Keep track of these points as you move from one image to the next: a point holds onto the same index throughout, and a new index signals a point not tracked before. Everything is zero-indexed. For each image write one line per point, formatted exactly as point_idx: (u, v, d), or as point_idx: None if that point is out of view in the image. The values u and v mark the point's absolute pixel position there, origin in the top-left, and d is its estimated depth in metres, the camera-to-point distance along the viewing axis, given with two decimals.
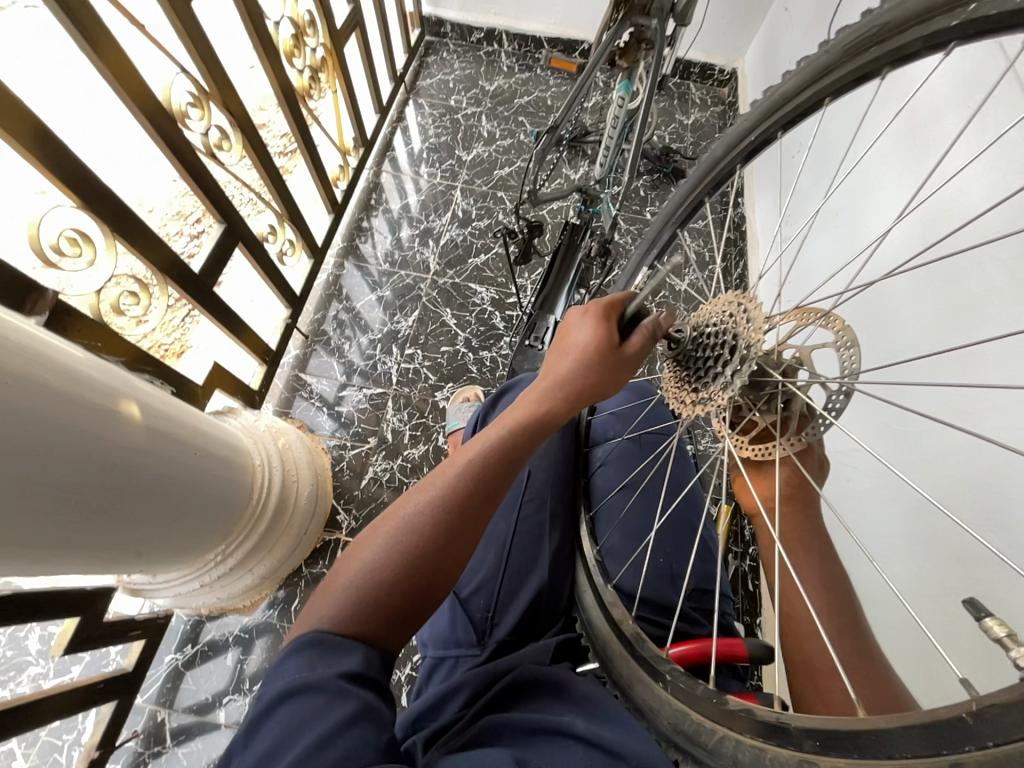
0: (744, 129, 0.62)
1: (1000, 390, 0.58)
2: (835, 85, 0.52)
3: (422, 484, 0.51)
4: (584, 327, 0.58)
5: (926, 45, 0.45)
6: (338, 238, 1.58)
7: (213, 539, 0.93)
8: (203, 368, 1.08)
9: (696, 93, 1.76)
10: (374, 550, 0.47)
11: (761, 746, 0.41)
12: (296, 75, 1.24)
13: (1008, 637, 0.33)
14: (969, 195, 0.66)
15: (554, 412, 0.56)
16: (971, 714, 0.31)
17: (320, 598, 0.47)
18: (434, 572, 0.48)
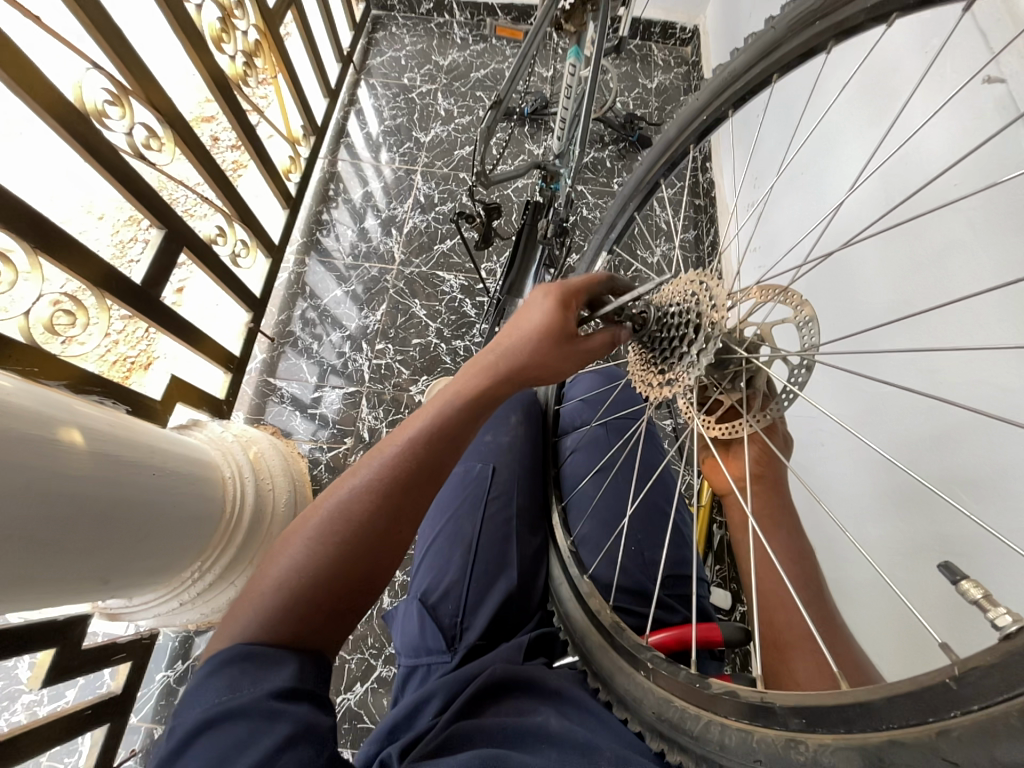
0: (697, 109, 0.59)
1: (965, 342, 0.57)
2: (782, 62, 0.50)
3: (350, 473, 0.48)
4: (540, 306, 0.54)
5: (869, 17, 0.42)
6: (297, 233, 1.51)
7: (185, 558, 0.90)
8: (164, 382, 1.06)
9: (659, 54, 1.69)
10: (303, 548, 0.44)
11: (749, 727, 0.37)
12: (228, 61, 1.17)
13: (985, 598, 0.29)
14: (928, 146, 0.63)
15: (501, 388, 0.54)
16: (954, 679, 0.29)
17: (244, 603, 0.44)
18: (373, 564, 0.46)
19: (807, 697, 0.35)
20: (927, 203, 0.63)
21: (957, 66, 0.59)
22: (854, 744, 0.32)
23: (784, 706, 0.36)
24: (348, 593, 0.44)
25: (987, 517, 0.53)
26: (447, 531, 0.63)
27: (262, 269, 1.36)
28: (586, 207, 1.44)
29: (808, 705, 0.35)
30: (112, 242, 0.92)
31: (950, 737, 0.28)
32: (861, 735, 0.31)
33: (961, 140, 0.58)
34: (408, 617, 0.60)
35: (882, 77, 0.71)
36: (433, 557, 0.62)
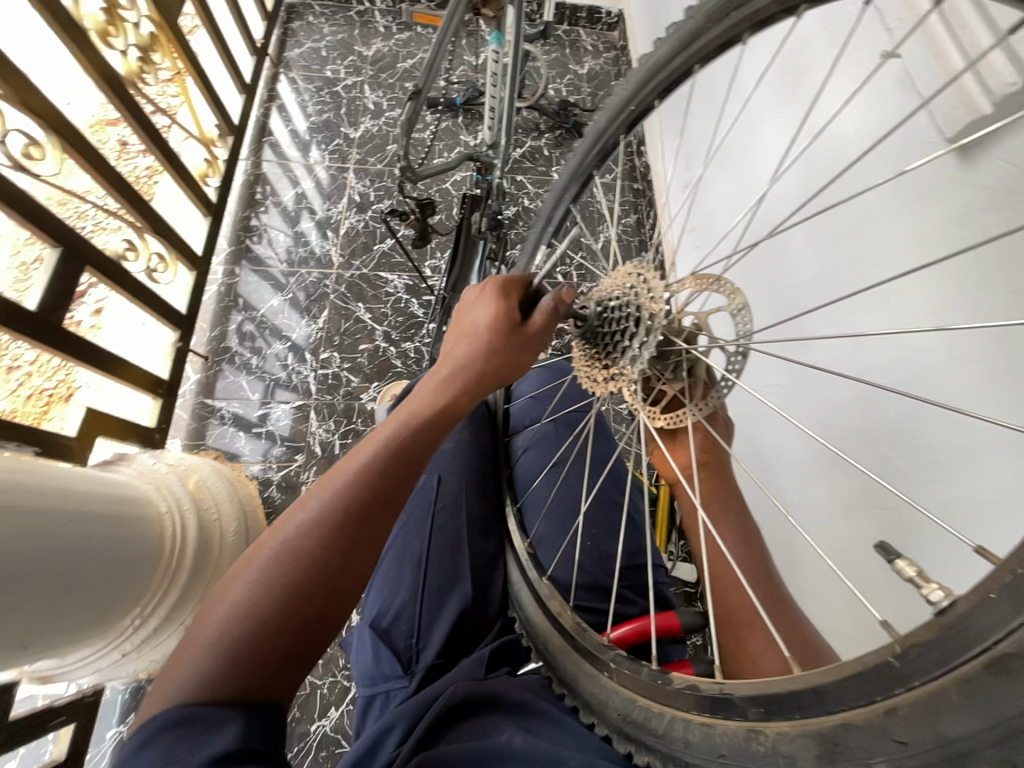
0: (625, 101, 0.59)
1: (886, 311, 0.59)
2: (703, 52, 0.50)
3: (297, 506, 0.44)
4: (482, 308, 0.53)
5: (780, 9, 0.43)
6: (224, 242, 1.41)
7: (122, 605, 0.82)
8: (77, 419, 0.97)
9: (587, 40, 1.69)
10: (246, 591, 0.40)
11: (710, 721, 0.37)
12: (119, 58, 1.07)
13: (919, 575, 0.31)
14: (846, 123, 0.64)
15: (453, 399, 0.51)
16: (897, 657, 0.29)
17: (180, 657, 0.40)
18: (326, 606, 0.42)
19: (764, 687, 0.35)
20: (847, 175, 0.64)
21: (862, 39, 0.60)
22: (809, 730, 0.32)
23: (742, 697, 0.36)
24: (299, 639, 0.40)
25: (924, 484, 0.53)
26: (394, 549, 0.61)
27: (184, 284, 1.26)
28: (527, 197, 1.43)
29: (765, 695, 0.35)
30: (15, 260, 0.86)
31: (897, 717, 0.28)
32: (815, 720, 0.32)
33: (871, 120, 0.60)
34: (362, 646, 0.58)
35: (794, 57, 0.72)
36: (384, 577, 0.60)
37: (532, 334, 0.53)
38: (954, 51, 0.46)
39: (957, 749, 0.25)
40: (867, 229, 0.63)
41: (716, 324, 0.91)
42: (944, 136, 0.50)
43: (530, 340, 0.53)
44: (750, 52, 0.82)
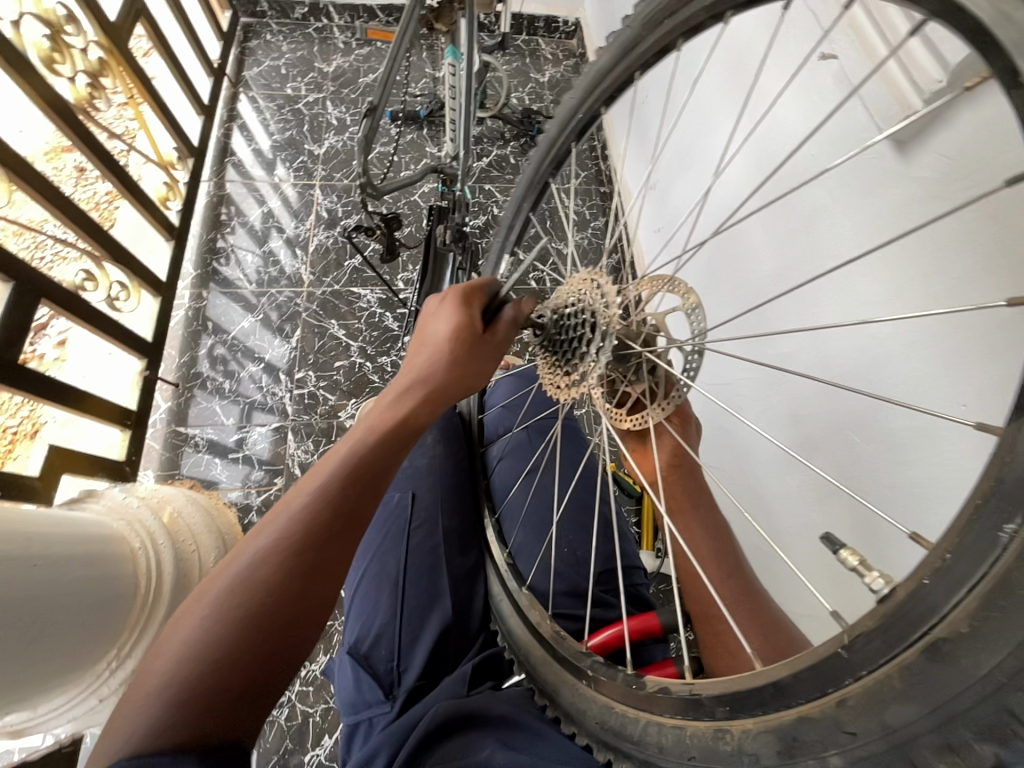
0: (572, 109, 0.60)
1: (837, 303, 0.61)
2: (642, 59, 0.51)
3: (256, 531, 0.43)
4: (443, 316, 0.54)
5: (708, 15, 0.44)
6: (190, 266, 1.38)
7: (94, 649, 0.79)
8: (41, 457, 0.96)
9: (546, 49, 1.71)
10: (205, 620, 0.39)
11: (682, 723, 0.38)
12: (68, 85, 1.04)
13: (860, 564, 0.33)
14: (787, 119, 0.65)
15: (417, 410, 0.50)
16: (845, 647, 0.30)
17: (124, 710, 0.37)
18: (290, 631, 0.40)
19: (729, 686, 0.36)
20: (787, 166, 0.67)
21: (789, 39, 0.62)
22: (769, 726, 0.32)
23: (710, 696, 0.37)
24: (262, 668, 0.38)
25: (876, 472, 0.54)
26: (371, 572, 0.60)
27: (149, 310, 1.24)
28: (496, 205, 1.44)
29: (730, 693, 0.35)
30: None
31: (847, 708, 0.29)
32: (775, 716, 0.32)
33: (807, 114, 0.62)
34: (343, 673, 0.57)
35: (729, 61, 0.74)
36: (361, 600, 0.59)
37: (493, 339, 0.54)
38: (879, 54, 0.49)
39: (902, 737, 0.26)
40: (818, 224, 0.65)
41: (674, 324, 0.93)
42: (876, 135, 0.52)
43: (491, 344, 0.54)
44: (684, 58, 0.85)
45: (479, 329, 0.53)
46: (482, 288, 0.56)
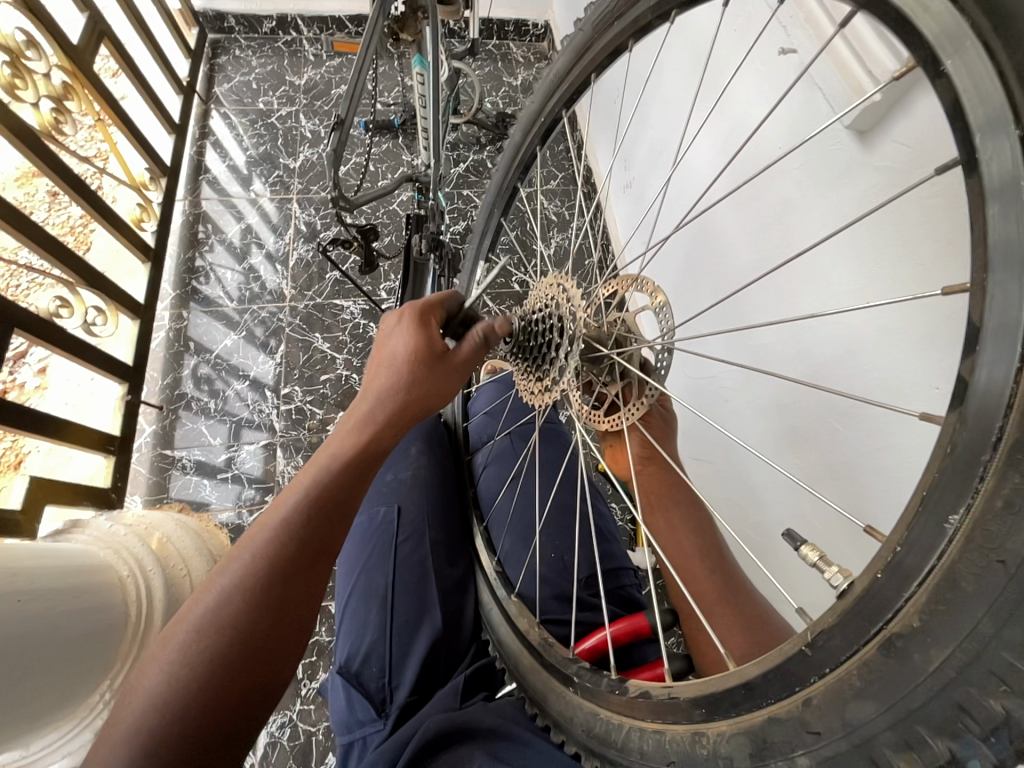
0: (536, 112, 0.61)
1: (806, 295, 0.62)
2: (597, 61, 0.51)
3: (217, 570, 0.42)
4: (401, 335, 0.52)
5: (654, 15, 0.44)
6: (168, 286, 1.37)
7: (85, 681, 0.77)
8: (23, 489, 0.94)
9: (518, 52, 1.72)
10: (168, 668, 0.38)
11: (661, 728, 0.37)
12: (32, 110, 1.03)
13: (820, 559, 0.33)
14: (749, 105, 0.65)
15: (380, 434, 0.49)
16: (808, 646, 0.30)
17: (99, 754, 0.37)
18: (258, 670, 0.40)
19: (704, 688, 0.36)
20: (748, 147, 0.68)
21: (743, 34, 0.63)
22: (742, 728, 0.33)
23: (686, 700, 0.37)
24: (231, 711, 0.38)
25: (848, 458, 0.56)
26: (359, 589, 0.60)
27: (129, 333, 1.22)
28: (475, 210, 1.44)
29: (706, 695, 0.36)
30: None
31: (812, 707, 0.29)
32: (746, 717, 0.32)
33: (774, 115, 0.62)
34: (335, 693, 0.56)
35: (686, 55, 0.74)
36: (352, 618, 0.59)
37: (454, 360, 0.52)
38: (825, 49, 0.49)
39: (861, 736, 0.26)
40: (785, 216, 0.65)
41: (642, 324, 0.93)
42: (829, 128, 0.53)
43: (452, 365, 0.52)
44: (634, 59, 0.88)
45: (438, 348, 0.51)
46: (439, 305, 0.54)
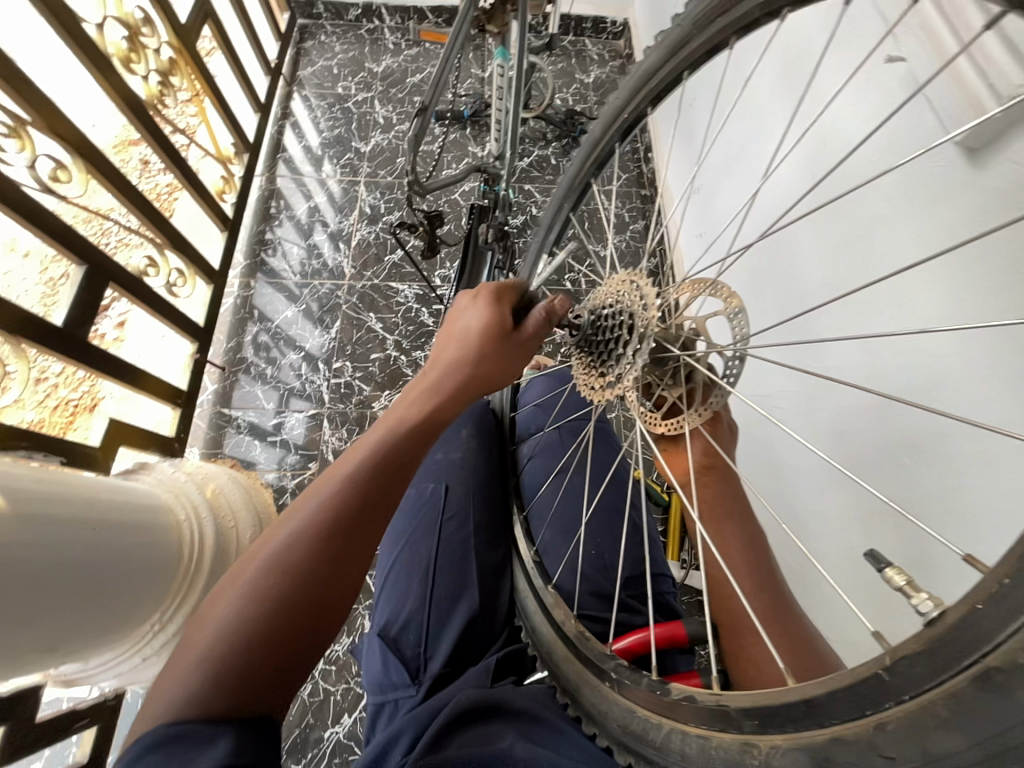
0: (619, 107, 0.60)
1: (892, 316, 0.58)
2: (691, 58, 0.50)
3: (284, 516, 0.45)
4: (472, 315, 0.55)
5: (764, 11, 0.43)
6: (240, 256, 1.45)
7: (142, 610, 0.84)
8: (101, 429, 1.01)
9: (593, 49, 1.71)
10: (236, 601, 0.41)
11: (706, 733, 0.37)
12: (141, 82, 1.12)
13: (908, 584, 0.32)
14: (845, 124, 0.63)
15: (443, 406, 0.52)
16: (887, 669, 0.29)
17: (169, 676, 0.41)
18: (316, 612, 0.42)
19: (758, 699, 0.35)
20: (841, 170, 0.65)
21: (847, 49, 0.61)
22: (801, 744, 0.32)
23: (738, 709, 0.36)
24: (291, 647, 0.41)
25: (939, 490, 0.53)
26: (403, 559, 0.63)
27: (203, 296, 1.31)
28: (535, 206, 1.44)
29: (761, 706, 0.35)
30: (44, 278, 0.88)
31: (886, 731, 0.28)
32: (807, 734, 0.32)
33: (869, 120, 0.59)
34: (371, 654, 0.59)
35: (786, 71, 0.72)
36: (392, 587, 0.62)
37: (520, 338, 0.54)
38: (949, 53, 0.46)
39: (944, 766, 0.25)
40: (876, 230, 0.62)
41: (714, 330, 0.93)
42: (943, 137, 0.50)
43: (517, 343, 0.54)
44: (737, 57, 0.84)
45: (507, 329, 0.54)
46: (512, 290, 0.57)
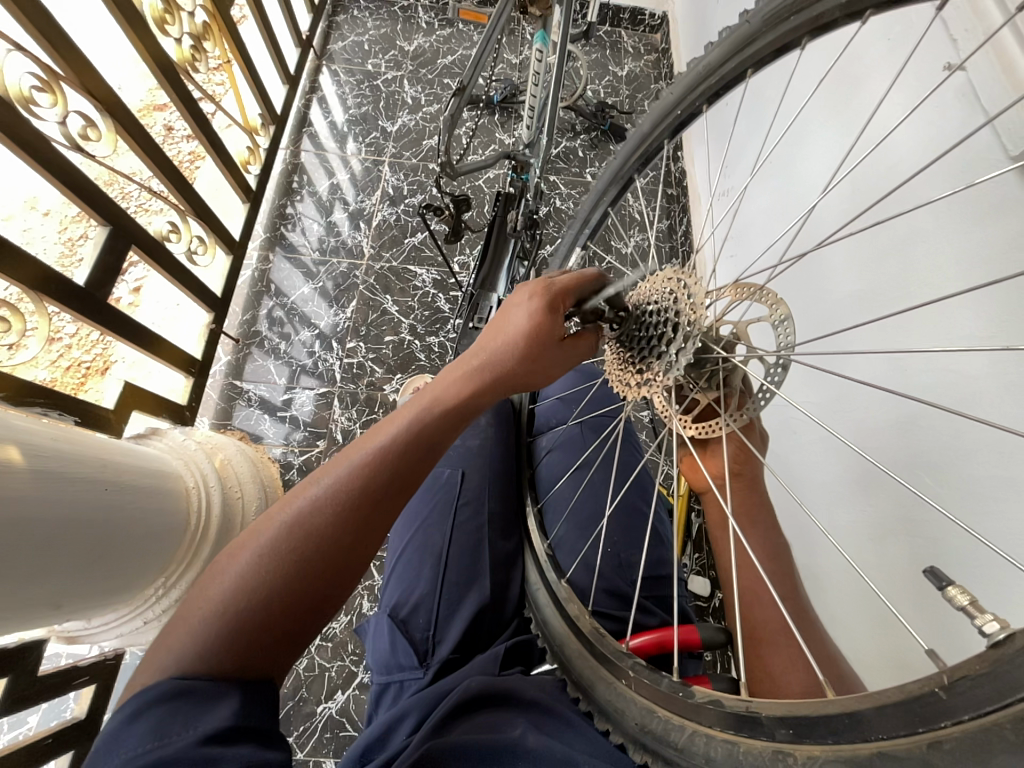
0: (671, 104, 0.58)
1: (932, 335, 0.57)
2: (756, 57, 0.49)
3: (310, 482, 0.45)
4: (526, 310, 0.50)
5: (843, 13, 0.42)
6: (260, 228, 1.44)
7: (146, 574, 0.85)
8: (116, 392, 1.00)
9: (628, 41, 1.67)
10: (253, 565, 0.41)
11: (735, 739, 0.37)
12: (173, 45, 1.10)
13: (973, 604, 0.30)
14: (901, 148, 0.62)
15: (477, 393, 0.50)
16: (944, 687, 0.29)
17: (176, 628, 0.41)
18: (330, 585, 0.43)
19: (794, 708, 0.35)
20: (895, 195, 0.63)
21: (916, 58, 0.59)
22: (842, 755, 0.32)
23: (770, 717, 0.36)
24: (302, 615, 0.42)
25: (973, 513, 0.51)
26: (416, 542, 0.63)
27: (221, 267, 1.30)
28: (560, 198, 1.42)
29: (796, 716, 0.35)
30: (60, 236, 0.88)
31: (941, 750, 0.27)
32: (849, 746, 0.31)
33: (931, 136, 0.57)
34: (379, 635, 0.59)
35: (850, 83, 0.70)
36: (404, 568, 0.62)
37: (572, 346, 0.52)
38: None
39: None
40: (920, 245, 0.60)
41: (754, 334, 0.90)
42: (1012, 152, 0.48)
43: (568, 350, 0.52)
44: (805, 60, 0.78)
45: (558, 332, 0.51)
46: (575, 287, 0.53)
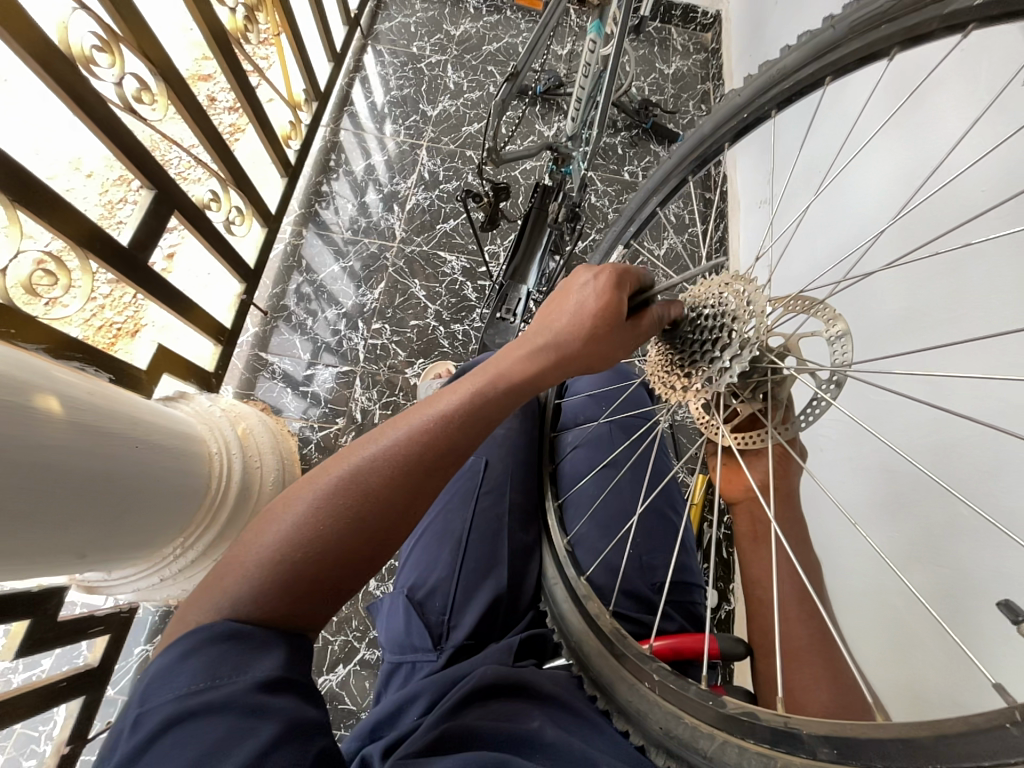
0: (737, 106, 0.56)
1: (988, 363, 0.55)
2: (838, 66, 0.47)
3: (363, 444, 0.45)
4: (590, 289, 0.48)
5: (943, 25, 0.41)
6: (295, 204, 1.45)
7: (166, 534, 0.87)
8: (150, 354, 1.03)
9: (678, 39, 1.63)
10: (302, 519, 0.42)
11: (772, 755, 0.37)
12: (227, 14, 1.10)
13: None
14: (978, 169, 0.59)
15: (532, 373, 0.49)
16: (1014, 723, 0.29)
17: (224, 571, 0.42)
18: (375, 548, 0.44)
19: (838, 728, 0.35)
20: (964, 228, 0.60)
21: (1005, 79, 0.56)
22: None
23: (813, 735, 0.36)
24: (345, 574, 0.43)
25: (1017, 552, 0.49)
26: (435, 526, 0.63)
27: (256, 238, 1.31)
28: (595, 194, 1.40)
29: (842, 737, 0.35)
30: (101, 200, 0.89)
31: None
32: None
33: (1011, 167, 0.56)
34: (393, 614, 0.59)
35: (935, 106, 0.68)
36: (422, 550, 0.62)
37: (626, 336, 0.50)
38: None
39: None
40: (982, 270, 0.58)
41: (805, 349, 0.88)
42: None
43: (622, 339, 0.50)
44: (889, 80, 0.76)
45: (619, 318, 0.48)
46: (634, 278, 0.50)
